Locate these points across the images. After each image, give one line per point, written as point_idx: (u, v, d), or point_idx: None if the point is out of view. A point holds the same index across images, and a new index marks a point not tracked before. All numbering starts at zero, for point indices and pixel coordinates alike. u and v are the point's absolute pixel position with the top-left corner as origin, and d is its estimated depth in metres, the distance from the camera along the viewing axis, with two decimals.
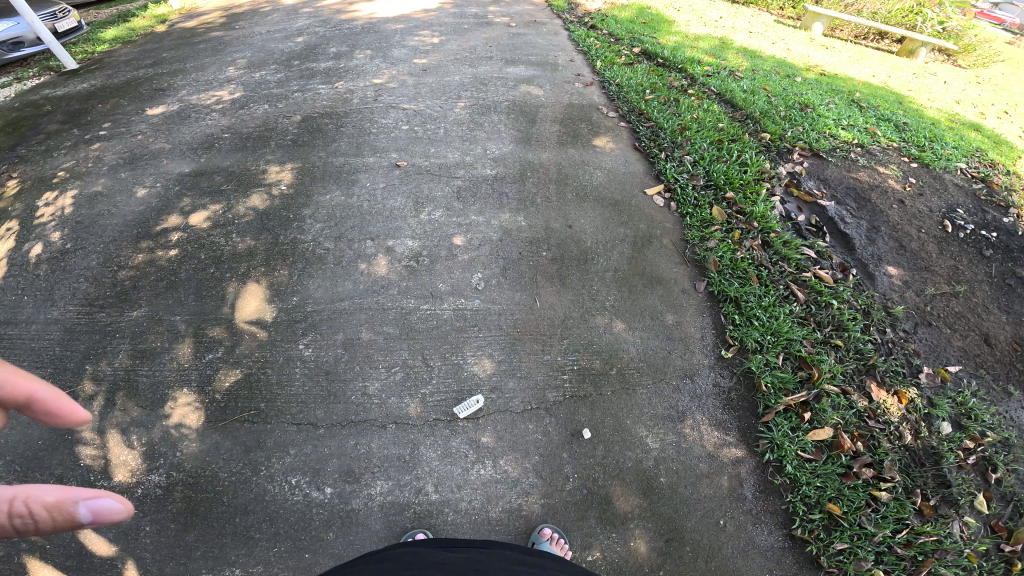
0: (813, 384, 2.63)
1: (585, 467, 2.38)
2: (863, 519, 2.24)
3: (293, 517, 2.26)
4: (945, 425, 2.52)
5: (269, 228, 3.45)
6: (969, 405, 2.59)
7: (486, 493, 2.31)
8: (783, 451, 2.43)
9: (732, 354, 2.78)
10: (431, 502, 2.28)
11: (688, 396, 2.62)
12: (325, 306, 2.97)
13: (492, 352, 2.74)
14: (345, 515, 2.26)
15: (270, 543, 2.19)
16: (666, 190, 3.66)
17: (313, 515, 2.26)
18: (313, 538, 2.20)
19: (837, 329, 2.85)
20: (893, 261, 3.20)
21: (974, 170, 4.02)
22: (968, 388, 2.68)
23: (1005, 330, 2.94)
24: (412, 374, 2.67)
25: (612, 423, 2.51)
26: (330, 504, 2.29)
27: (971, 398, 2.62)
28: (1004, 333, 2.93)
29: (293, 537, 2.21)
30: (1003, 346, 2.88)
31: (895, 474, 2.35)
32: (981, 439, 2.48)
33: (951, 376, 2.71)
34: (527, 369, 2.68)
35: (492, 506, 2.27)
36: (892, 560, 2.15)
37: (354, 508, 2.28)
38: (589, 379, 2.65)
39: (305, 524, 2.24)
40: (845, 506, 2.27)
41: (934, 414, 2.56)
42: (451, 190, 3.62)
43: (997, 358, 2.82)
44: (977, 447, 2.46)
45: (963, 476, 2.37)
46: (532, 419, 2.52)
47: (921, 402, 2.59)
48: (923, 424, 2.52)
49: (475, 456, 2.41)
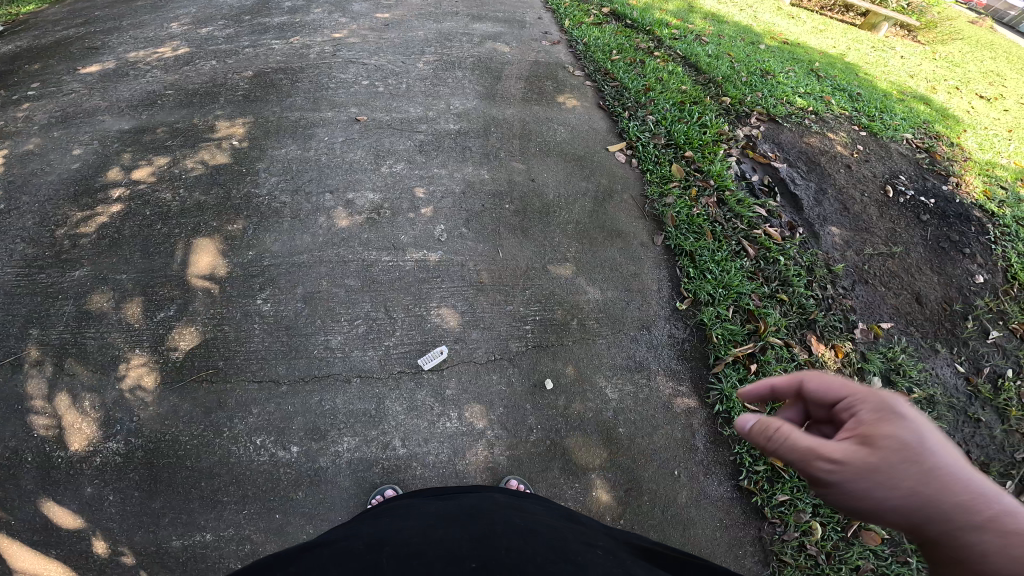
0: (760, 336, 2.68)
1: (547, 418, 2.48)
2: None
3: (260, 478, 2.28)
4: (875, 379, 2.78)
5: (220, 183, 3.30)
6: (897, 362, 2.89)
7: (453, 446, 2.39)
8: (732, 403, 2.57)
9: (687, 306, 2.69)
10: (399, 457, 2.34)
11: (645, 347, 2.70)
12: (283, 260, 2.90)
13: (455, 304, 2.71)
14: (313, 473, 2.30)
15: (240, 506, 2.22)
16: (628, 147, 3.67)
17: (282, 475, 2.29)
18: (282, 498, 2.24)
19: (783, 284, 2.94)
20: (836, 222, 3.38)
21: (920, 140, 4.31)
22: (894, 346, 2.95)
23: (936, 291, 3.28)
24: (375, 328, 2.64)
25: (572, 372, 2.58)
26: (298, 463, 2.32)
27: (900, 355, 2.91)
28: (936, 293, 3.27)
29: (262, 498, 2.24)
30: (934, 306, 3.23)
31: None
32: (907, 395, 2.80)
33: (883, 333, 2.96)
34: (490, 321, 2.68)
35: (459, 459, 2.36)
36: (828, 513, 2.43)
37: (321, 465, 2.31)
38: (551, 329, 2.69)
39: (274, 484, 2.27)
40: None
41: (866, 368, 2.81)
42: (413, 144, 3.48)
43: (926, 316, 3.15)
44: None
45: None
46: (495, 369, 2.57)
47: (855, 357, 2.82)
48: (856, 378, 2.76)
49: (440, 409, 2.47)
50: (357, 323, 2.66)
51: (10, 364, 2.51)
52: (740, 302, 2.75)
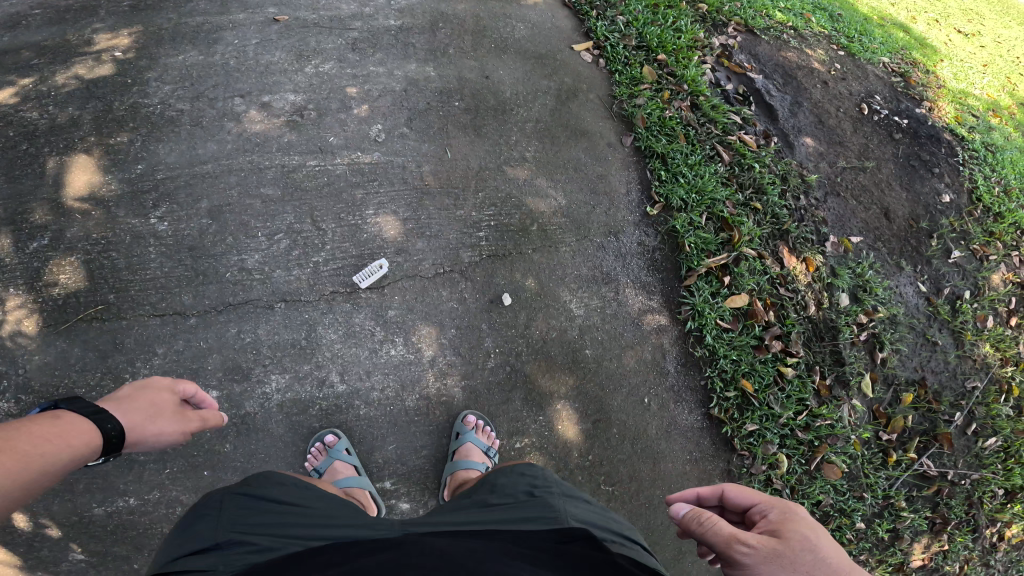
0: (733, 247, 2.41)
1: (505, 340, 2.08)
2: (772, 399, 2.41)
3: None
4: (843, 297, 2.65)
5: (99, 96, 2.51)
6: (866, 279, 2.75)
7: (400, 380, 2.06)
8: (704, 320, 2.31)
9: (657, 211, 2.33)
10: (338, 394, 2.03)
11: (613, 255, 2.19)
12: (181, 171, 2.33)
13: (395, 210, 2.12)
14: (239, 421, 1.99)
15: (160, 465, 1.94)
16: (595, 49, 2.95)
17: (204, 426, 1.98)
18: (208, 453, 1.97)
19: (757, 191, 2.64)
20: (811, 133, 3.14)
21: (896, 65, 4.05)
22: (863, 259, 2.81)
23: (903, 207, 3.12)
24: (300, 242, 2.12)
25: (534, 288, 2.10)
26: (219, 410, 1.99)
27: (869, 271, 2.77)
28: (902, 211, 3.11)
29: (185, 454, 1.96)
30: (901, 222, 3.08)
31: (799, 347, 2.44)
32: (871, 313, 2.72)
33: (853, 248, 2.80)
34: (438, 229, 2.08)
35: (407, 395, 2.06)
36: (795, 445, 2.46)
37: (248, 411, 2.00)
38: (508, 237, 2.09)
39: (196, 438, 1.97)
40: (757, 383, 2.38)
41: (835, 284, 2.65)
42: (344, 41, 2.74)
43: (895, 232, 3.02)
44: (868, 322, 2.72)
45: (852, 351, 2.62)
46: (442, 285, 2.08)
47: (824, 271, 2.64)
48: (824, 294, 2.60)
49: (382, 335, 2.06)
50: (279, 240, 2.14)
51: None
52: (713, 210, 2.47)
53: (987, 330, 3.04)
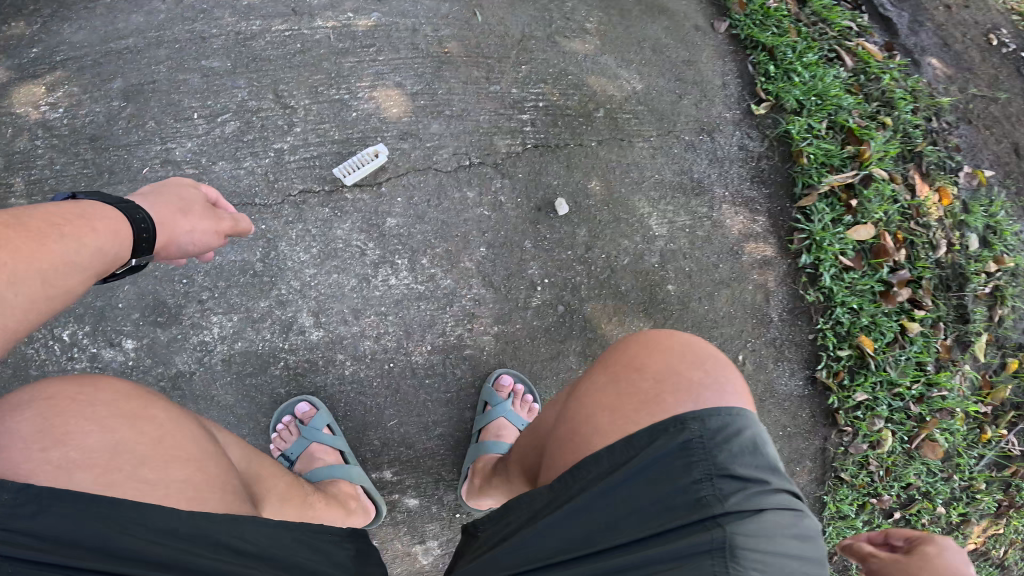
0: (863, 165, 1.71)
1: (557, 264, 1.44)
2: (891, 361, 1.74)
3: None
4: (973, 240, 1.98)
5: None
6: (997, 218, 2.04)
7: (404, 325, 1.40)
8: (823, 254, 1.69)
9: (766, 110, 1.72)
10: (314, 345, 1.39)
11: (707, 159, 1.61)
12: (93, 49, 1.55)
13: (401, 77, 1.47)
14: (169, 382, 1.36)
15: None
16: None
17: None
18: None
19: (885, 106, 2.05)
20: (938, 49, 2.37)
21: None
22: (999, 195, 2.10)
23: None
24: (255, 123, 1.47)
25: (599, 192, 1.48)
26: (140, 368, 1.36)
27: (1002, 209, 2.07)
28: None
29: None
30: None
31: (930, 299, 1.90)
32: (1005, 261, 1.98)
33: (988, 181, 2.13)
34: (463, 105, 1.45)
35: (413, 345, 1.40)
36: (900, 421, 1.81)
37: (180, 370, 1.37)
38: (561, 119, 1.49)
39: None
40: (879, 341, 1.72)
41: (967, 222, 2.00)
42: None
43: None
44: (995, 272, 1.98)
45: (982, 307, 1.94)
46: (469, 182, 1.43)
47: (957, 206, 2.02)
48: (953, 233, 1.99)
49: (378, 255, 1.39)
50: (226, 121, 1.48)
51: None
52: (835, 120, 1.73)
53: None
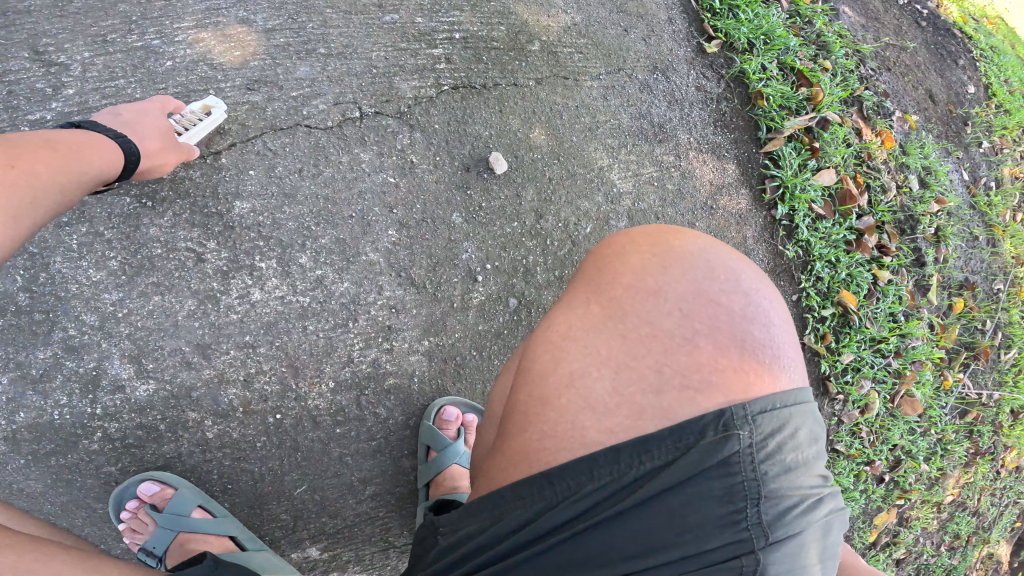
0: (816, 107, 1.58)
1: (501, 247, 1.08)
2: (869, 317, 1.66)
3: None
4: (915, 180, 1.95)
5: None
6: (931, 161, 2.02)
7: (288, 356, 0.95)
8: (797, 202, 1.41)
9: (716, 48, 1.45)
10: (144, 405, 0.90)
11: (664, 102, 1.30)
12: None
13: (250, 11, 1.04)
14: None
15: None
16: None
17: None
18: None
19: (821, 50, 1.88)
20: (849, 3, 2.42)
21: None
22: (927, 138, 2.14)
23: (941, 92, 2.61)
24: (6, 81, 0.93)
25: (549, 143, 1.14)
26: None
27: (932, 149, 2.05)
28: (941, 95, 2.61)
29: None
30: (942, 106, 2.56)
31: (894, 243, 1.75)
32: (944, 201, 1.99)
33: (914, 125, 2.12)
34: (346, 40, 1.05)
35: (304, 381, 0.96)
36: (884, 377, 1.69)
37: None
38: (475, 52, 1.12)
39: None
40: (858, 292, 1.61)
41: (907, 164, 1.96)
42: None
43: (940, 115, 2.45)
44: (942, 212, 1.97)
45: (931, 248, 1.88)
46: (364, 139, 1.02)
47: (897, 148, 1.96)
48: (898, 175, 1.91)
49: (231, 259, 0.94)
50: None
51: None
52: (784, 61, 1.57)
53: None
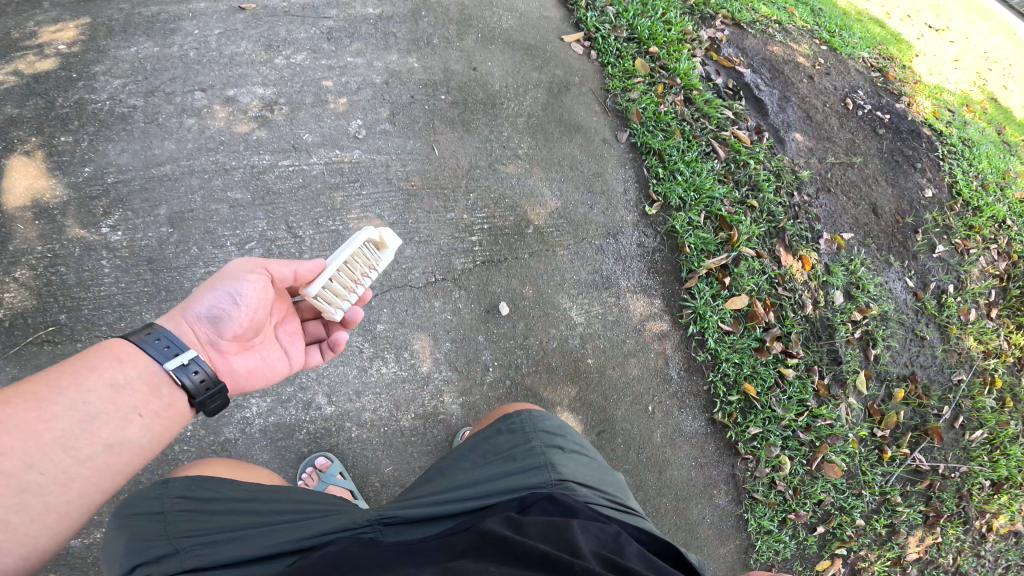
0: (732, 247, 2.42)
1: (505, 352, 2.04)
2: (774, 401, 2.38)
3: (151, 464, 1.75)
4: (838, 294, 2.61)
5: (37, 88, 2.20)
6: (859, 276, 2.72)
7: (393, 398, 1.92)
8: (705, 322, 2.34)
9: (656, 210, 2.40)
10: (327, 417, 1.86)
11: (612, 258, 2.27)
12: (137, 176, 2.07)
13: (380, 213, 2.06)
14: (218, 447, 1.78)
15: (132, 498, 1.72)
16: (586, 39, 2.76)
17: (177, 454, 1.75)
18: None
19: (753, 189, 2.65)
20: (801, 129, 3.13)
21: (874, 60, 4.18)
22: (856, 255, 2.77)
23: (890, 204, 3.15)
24: (274, 251, 1.97)
25: (533, 294, 2.11)
26: (195, 438, 1.76)
27: (861, 267, 2.73)
28: (889, 206, 3.13)
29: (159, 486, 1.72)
30: (888, 218, 3.10)
31: (799, 349, 2.43)
32: (867, 310, 2.67)
33: (846, 244, 2.75)
34: (428, 233, 2.05)
35: (402, 414, 1.92)
36: (794, 446, 2.41)
37: (229, 436, 1.79)
38: (502, 240, 2.11)
39: (169, 468, 1.74)
40: (759, 386, 2.37)
41: (831, 282, 2.62)
42: (316, 29, 2.52)
43: (882, 227, 3.04)
44: (863, 320, 2.67)
45: (850, 350, 2.55)
46: (436, 295, 2.01)
47: (820, 269, 2.63)
48: (819, 292, 2.59)
49: (372, 351, 1.92)
50: (249, 249, 1.99)
51: None
52: (712, 209, 2.46)
53: (970, 323, 3.01)
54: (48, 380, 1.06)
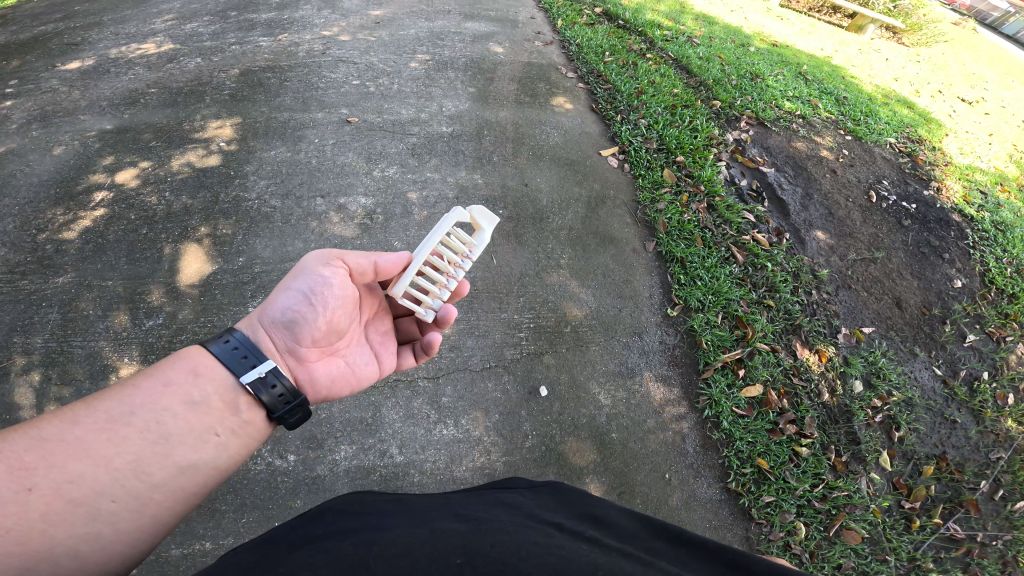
0: (747, 342, 2.87)
1: (543, 424, 2.50)
2: (787, 474, 2.56)
3: (258, 487, 2.23)
4: (857, 383, 2.85)
5: (207, 186, 3.20)
6: (878, 366, 2.94)
7: (450, 453, 2.39)
8: (720, 407, 2.67)
9: (677, 312, 2.95)
10: (396, 464, 2.33)
11: (637, 353, 2.78)
12: (275, 266, 2.81)
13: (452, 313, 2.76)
14: (310, 481, 2.26)
15: (238, 514, 2.16)
16: (621, 152, 3.64)
17: (279, 483, 2.24)
18: (281, 506, 2.19)
19: (770, 290, 3.10)
20: (822, 227, 3.49)
21: (902, 145, 4.44)
22: (875, 348, 3.02)
23: (915, 296, 3.34)
24: None
25: (567, 381, 2.63)
26: (295, 472, 2.27)
27: (880, 358, 2.97)
28: (914, 298, 3.33)
29: (260, 507, 2.19)
30: (913, 309, 3.28)
31: (814, 430, 2.66)
32: (887, 397, 2.85)
33: (865, 337, 3.04)
34: (485, 326, 2.73)
35: (456, 466, 2.36)
36: (810, 513, 2.50)
37: (319, 473, 2.28)
38: (545, 336, 2.74)
39: (272, 492, 2.22)
40: (772, 461, 2.58)
41: (848, 372, 2.88)
42: (405, 147, 3.39)
43: (907, 320, 3.21)
44: (884, 406, 2.82)
45: (868, 432, 2.72)
46: (491, 376, 2.59)
47: (837, 360, 2.91)
48: (837, 381, 2.84)
49: (437, 416, 2.46)
50: None
51: None
52: (729, 309, 2.99)
53: (1009, 407, 2.99)
54: (124, 404, 1.22)
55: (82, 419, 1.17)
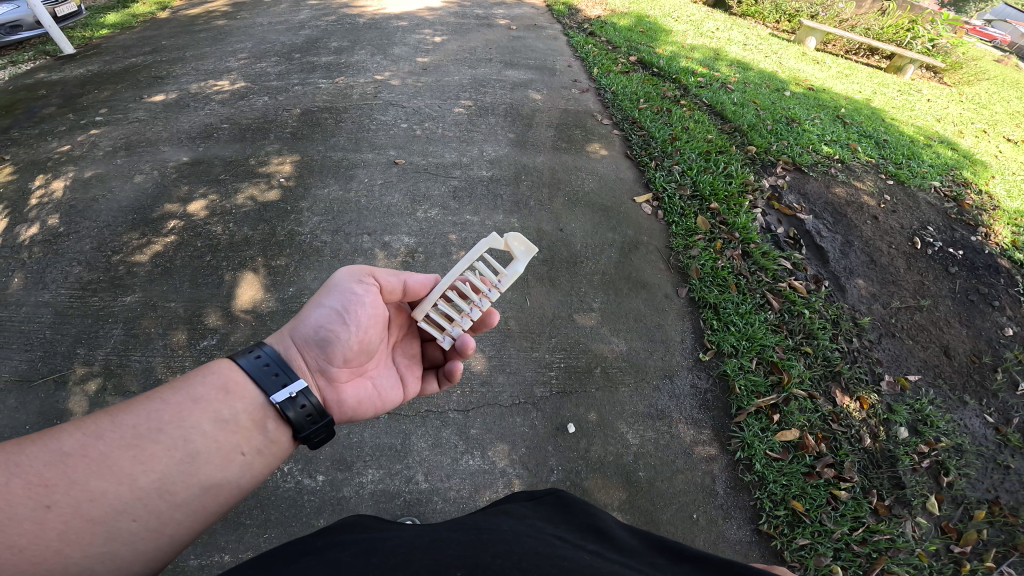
0: (783, 388, 2.80)
1: (569, 460, 2.49)
2: (824, 516, 2.41)
3: (284, 503, 2.29)
4: (902, 430, 2.71)
5: (267, 219, 3.48)
6: (925, 412, 2.79)
7: (474, 483, 2.39)
8: (752, 450, 2.59)
9: (709, 357, 2.93)
10: (421, 491, 2.35)
11: (667, 396, 2.76)
12: None
13: (484, 350, 2.85)
14: (336, 501, 2.30)
15: (262, 529, 2.21)
16: (654, 199, 3.74)
17: (305, 501, 2.30)
18: (304, 524, 2.23)
19: (807, 336, 3.04)
20: (863, 274, 3.41)
21: (947, 188, 4.32)
22: (922, 398, 2.86)
23: (964, 344, 3.18)
24: None
25: (595, 419, 2.64)
26: (322, 491, 2.33)
27: (927, 405, 2.82)
28: (963, 346, 3.17)
29: (284, 523, 2.23)
30: (962, 358, 3.12)
31: (854, 474, 2.52)
32: (935, 443, 2.68)
33: (911, 385, 2.91)
34: (516, 363, 2.80)
35: (480, 496, 2.36)
36: (849, 557, 2.31)
37: (346, 495, 2.32)
38: (576, 377, 2.77)
39: (297, 510, 2.27)
40: (808, 503, 2.44)
41: (892, 419, 2.75)
42: (447, 189, 3.61)
43: (955, 369, 3.05)
44: (931, 451, 2.65)
45: (915, 479, 2.54)
46: (519, 412, 2.63)
47: (881, 408, 2.78)
48: (880, 428, 2.70)
49: (464, 447, 2.50)
50: None
51: (58, 379, 2.65)
52: (764, 355, 2.94)
53: None
54: (151, 419, 1.22)
55: (106, 433, 1.17)
